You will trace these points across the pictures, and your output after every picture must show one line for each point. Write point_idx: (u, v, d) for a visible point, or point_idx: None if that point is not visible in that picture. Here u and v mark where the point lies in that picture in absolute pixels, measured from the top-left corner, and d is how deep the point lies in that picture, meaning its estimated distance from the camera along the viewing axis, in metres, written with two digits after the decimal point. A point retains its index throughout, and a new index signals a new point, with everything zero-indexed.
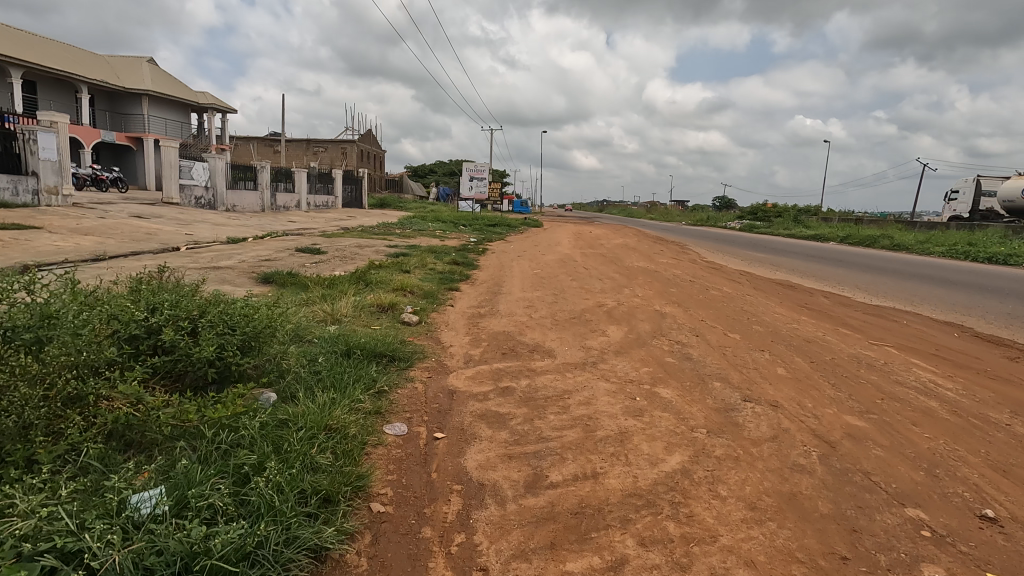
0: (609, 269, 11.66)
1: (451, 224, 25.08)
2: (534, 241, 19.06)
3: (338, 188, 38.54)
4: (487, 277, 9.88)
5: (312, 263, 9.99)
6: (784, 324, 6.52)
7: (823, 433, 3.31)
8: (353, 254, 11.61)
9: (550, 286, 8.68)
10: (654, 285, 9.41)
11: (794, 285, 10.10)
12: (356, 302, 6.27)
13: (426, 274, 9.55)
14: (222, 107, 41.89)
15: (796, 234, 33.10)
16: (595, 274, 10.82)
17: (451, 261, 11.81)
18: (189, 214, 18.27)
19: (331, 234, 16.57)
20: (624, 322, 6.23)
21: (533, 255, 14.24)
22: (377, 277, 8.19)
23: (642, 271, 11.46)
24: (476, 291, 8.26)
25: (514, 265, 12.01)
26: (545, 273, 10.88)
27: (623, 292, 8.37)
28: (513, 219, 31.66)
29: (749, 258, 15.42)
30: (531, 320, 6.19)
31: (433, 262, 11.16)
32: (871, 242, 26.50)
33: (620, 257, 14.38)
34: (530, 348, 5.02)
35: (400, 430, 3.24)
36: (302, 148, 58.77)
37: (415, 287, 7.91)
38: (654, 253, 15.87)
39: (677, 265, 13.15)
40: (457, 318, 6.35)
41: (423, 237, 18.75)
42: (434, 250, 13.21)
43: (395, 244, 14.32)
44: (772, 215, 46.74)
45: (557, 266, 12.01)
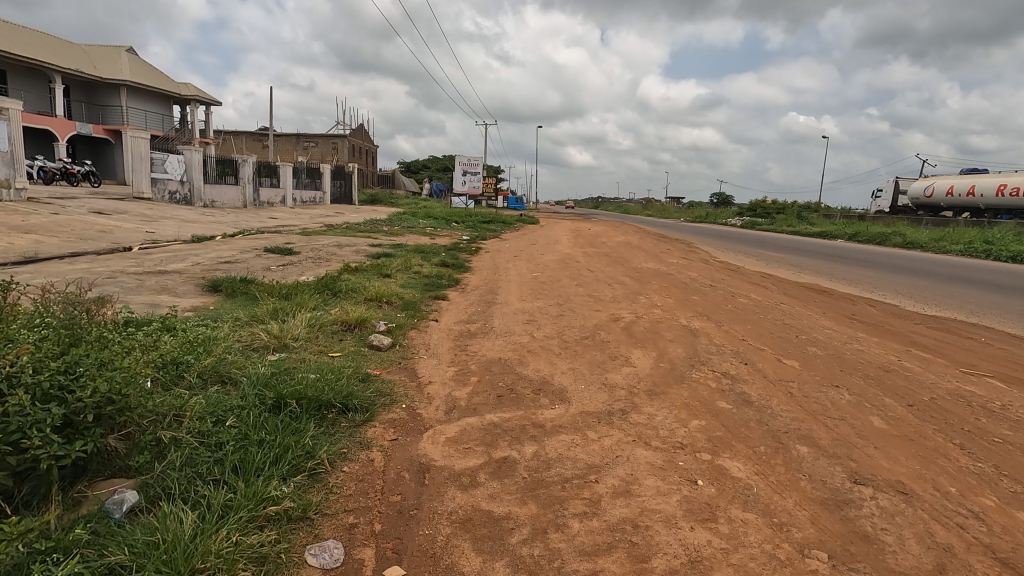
0: (615, 271, 10.41)
1: (443, 221, 23.77)
2: (531, 239, 17.81)
3: (326, 183, 37.03)
4: (480, 282, 8.60)
5: (279, 266, 8.67)
6: (844, 345, 5.29)
7: (1009, 556, 2.09)
8: (330, 255, 10.31)
9: (553, 294, 7.43)
10: (672, 292, 8.18)
11: (829, 291, 8.88)
12: (313, 320, 4.96)
13: (409, 279, 8.27)
14: (206, 99, 40.30)
15: (802, 231, 31.98)
16: (601, 276, 9.59)
17: (440, 263, 10.53)
18: (158, 210, 16.89)
19: (312, 232, 15.23)
20: (650, 344, 4.99)
21: (531, 256, 12.97)
22: (349, 284, 6.90)
23: (654, 274, 10.23)
24: (466, 301, 6.99)
25: (510, 267, 10.74)
26: (546, 276, 9.62)
27: (639, 301, 7.13)
28: (509, 216, 30.39)
29: (765, 258, 14.21)
30: (534, 342, 4.94)
31: (419, 264, 9.87)
32: (882, 240, 25.32)
33: (626, 257, 13.12)
34: (535, 388, 3.76)
35: (330, 560, 1.98)
36: (291, 142, 57.08)
37: (393, 297, 6.63)
38: (661, 253, 14.62)
39: (690, 266, 11.91)
40: (441, 339, 5.09)
41: (412, 235, 17.47)
42: (421, 250, 11.93)
43: (380, 243, 13.03)
44: (774, 212, 45.47)
45: (558, 267, 10.77)
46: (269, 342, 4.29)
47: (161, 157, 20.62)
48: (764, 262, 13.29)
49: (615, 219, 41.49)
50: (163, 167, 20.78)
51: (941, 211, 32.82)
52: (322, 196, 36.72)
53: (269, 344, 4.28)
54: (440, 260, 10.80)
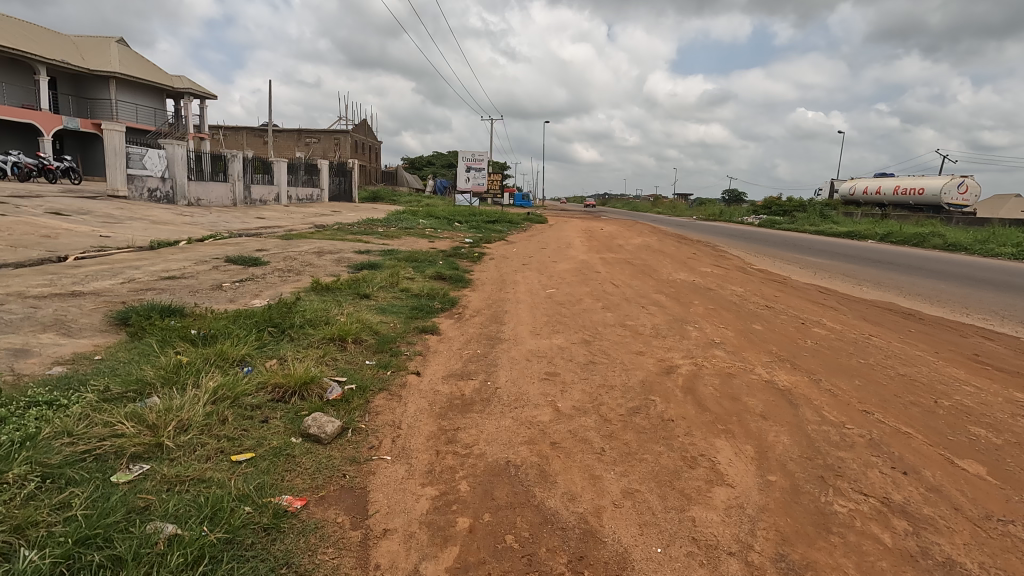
0: (645, 284, 8.68)
1: (445, 221, 22.07)
2: (540, 242, 16.09)
3: (323, 180, 35.49)
4: (483, 304, 6.92)
5: (232, 284, 6.99)
6: (1015, 421, 3.60)
7: None
8: (303, 267, 8.66)
9: (575, 324, 5.76)
10: (725, 318, 6.47)
11: (917, 315, 7.14)
12: (224, 389, 3.27)
13: (392, 300, 6.61)
14: (200, 92, 38.73)
15: (827, 231, 30.01)
16: (629, 291, 7.90)
17: (433, 275, 8.86)
18: (128, 211, 15.28)
19: (297, 235, 13.60)
20: (734, 425, 3.28)
21: (542, 264, 11.29)
22: (306, 314, 5.22)
23: (692, 290, 8.51)
24: (461, 335, 5.31)
25: (518, 279, 9.07)
26: (563, 291, 7.93)
27: (688, 336, 5.41)
28: (516, 215, 28.63)
29: (809, 265, 12.47)
30: (560, 424, 3.24)
31: (409, 279, 8.20)
32: (919, 241, 23.35)
33: (651, 266, 11.41)
34: (572, 555, 2.08)
35: None
36: (291, 138, 55.57)
37: (363, 332, 4.96)
38: (689, 259, 12.89)
39: (729, 277, 10.17)
40: (419, 414, 3.41)
41: (409, 238, 15.80)
42: (415, 258, 10.26)
43: (369, 249, 11.37)
44: (792, 210, 43.45)
45: (576, 279, 9.05)
46: (127, 445, 2.61)
47: (139, 151, 19.02)
48: (810, 271, 11.55)
49: (627, 217, 39.66)
50: (141, 162, 19.17)
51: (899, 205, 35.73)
52: (320, 194, 35.16)
53: (129, 450, 2.59)
54: (434, 271, 9.11)
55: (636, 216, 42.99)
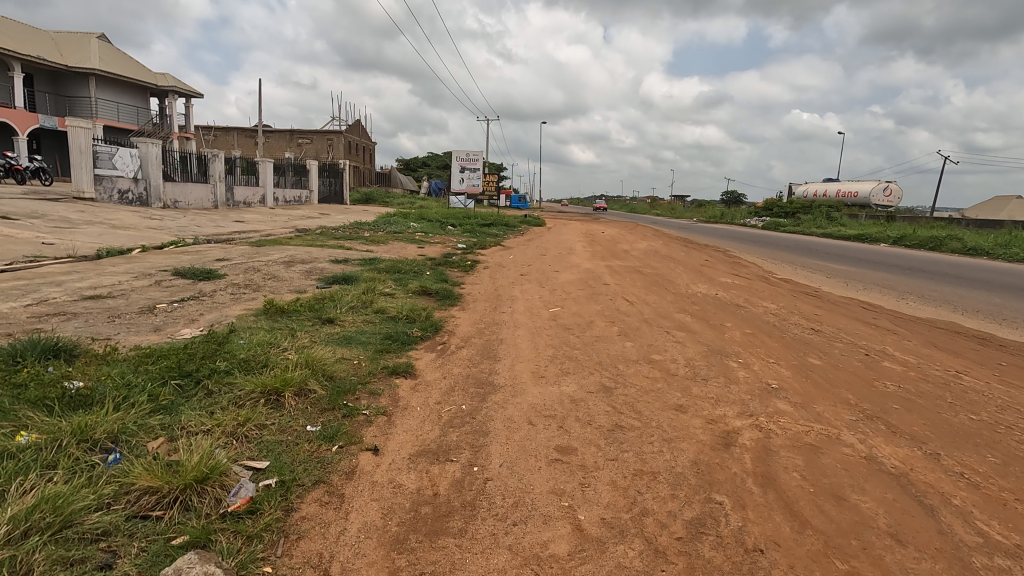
0: (664, 300, 7.47)
1: (437, 224, 20.90)
2: (538, 247, 14.93)
3: (313, 181, 34.22)
4: (474, 329, 5.69)
5: (167, 306, 5.75)
6: None
7: None
8: (264, 281, 7.41)
9: (588, 361, 4.54)
10: (771, 348, 5.26)
11: (992, 340, 6.00)
12: (46, 507, 2.04)
13: (361, 328, 5.40)
14: (186, 90, 37.45)
15: (835, 234, 28.97)
16: (647, 310, 6.68)
17: (417, 290, 7.62)
18: (89, 213, 14.01)
19: (273, 241, 12.35)
20: (862, 563, 2.08)
21: (542, 273, 10.08)
22: (238, 353, 3.97)
23: (717, 306, 7.35)
24: (442, 379, 4.08)
25: (516, 293, 7.89)
26: (569, 309, 6.73)
27: (736, 380, 4.19)
28: (513, 218, 27.48)
29: (837, 274, 11.32)
30: (587, 569, 2.02)
31: (387, 296, 7.00)
32: (935, 245, 22.31)
33: (663, 276, 10.21)
34: None
35: None
36: (282, 138, 54.32)
37: (310, 380, 3.73)
38: (704, 268, 11.74)
39: (756, 290, 8.98)
40: (367, 537, 2.20)
41: (397, 243, 14.60)
42: (398, 268, 9.05)
43: (348, 258, 10.16)
44: (796, 211, 42.39)
45: (583, 293, 7.84)
46: None
47: (107, 150, 17.74)
48: (841, 281, 10.40)
49: (628, 219, 38.49)
50: (110, 162, 17.90)
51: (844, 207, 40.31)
52: (309, 195, 33.91)
53: None
54: (418, 285, 7.88)
55: (636, 218, 41.84)
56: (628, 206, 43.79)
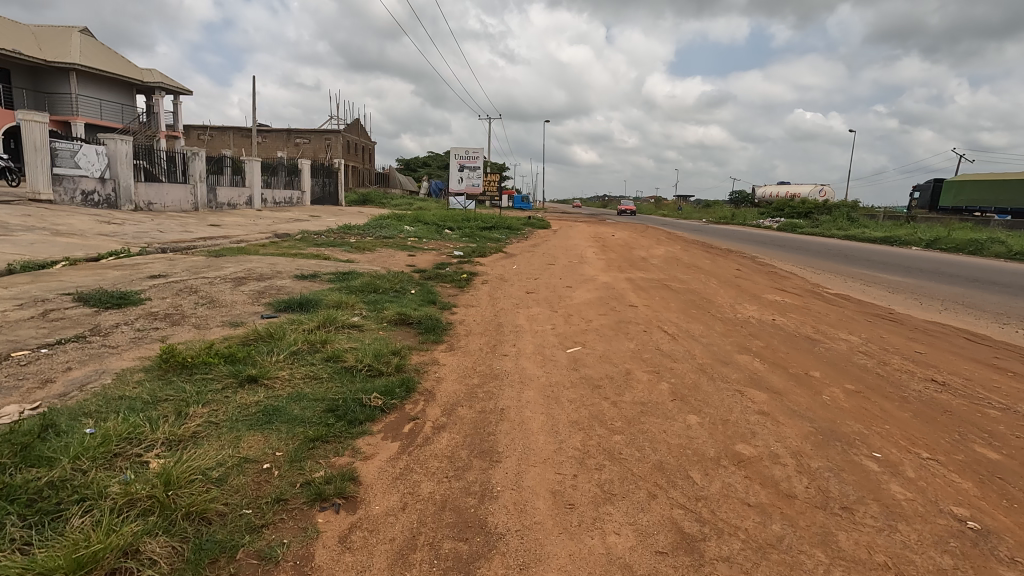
0: (712, 332, 5.74)
1: (434, 227, 19.21)
2: (546, 255, 13.21)
3: (305, 182, 32.62)
4: (461, 388, 3.97)
5: (23, 354, 4.03)
6: None
7: None
8: (193, 308, 5.70)
9: (641, 463, 2.83)
10: (904, 423, 3.53)
11: None
12: None
13: (295, 394, 3.68)
14: (174, 87, 35.86)
15: (860, 237, 27.11)
16: (698, 352, 4.94)
17: (393, 319, 5.89)
18: (35, 218, 12.33)
19: (238, 250, 10.65)
20: None
21: (553, 290, 8.35)
22: (41, 477, 2.30)
23: (785, 339, 5.64)
24: (400, 515, 2.38)
25: (522, 320, 6.17)
26: (594, 348, 5.02)
27: (899, 510, 2.47)
28: (517, 219, 25.72)
29: (900, 288, 9.59)
30: None
31: (348, 330, 5.26)
32: (977, 249, 20.44)
33: (699, 293, 8.46)
34: None
35: None
36: (278, 138, 52.73)
37: (146, 540, 2.04)
38: (741, 281, 10.02)
39: (819, 312, 7.22)
40: None
41: (385, 251, 12.92)
42: (374, 287, 7.33)
43: (318, 272, 8.44)
44: (813, 211, 40.48)
45: (608, 322, 6.09)
46: None
47: (68, 147, 16.08)
48: (911, 298, 8.67)
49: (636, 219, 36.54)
50: (72, 160, 16.26)
51: (843, 207, 39.89)
52: (300, 196, 32.23)
53: None
54: (396, 311, 6.15)
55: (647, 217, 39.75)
56: (637, 206, 41.67)
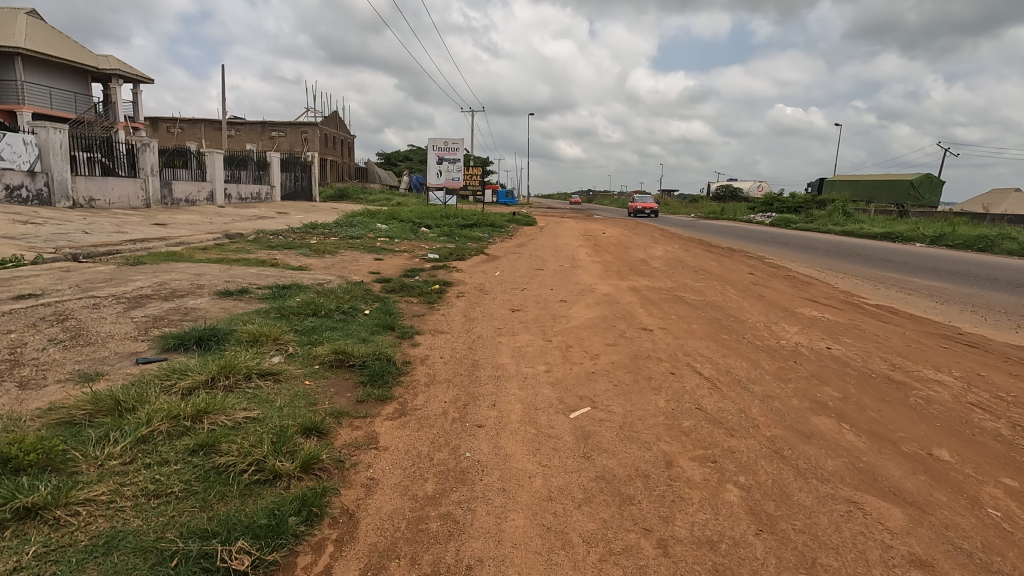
0: (763, 375, 4.24)
1: (410, 225, 17.57)
2: (534, 257, 11.72)
3: (275, 177, 30.68)
4: (408, 510, 2.40)
5: None
6: None
7: None
8: (38, 350, 4.01)
9: None
10: None
11: None
12: None
13: (97, 546, 2.05)
14: (133, 74, 33.54)
15: (858, 233, 26.05)
16: (759, 416, 3.42)
17: (329, 360, 4.28)
18: None
19: (167, 256, 8.93)
20: None
21: (544, 304, 6.81)
22: None
23: (862, 383, 4.16)
24: None
25: (506, 356, 4.60)
26: (609, 409, 3.48)
27: None
28: (500, 216, 24.16)
29: (946, 297, 8.26)
30: None
31: (250, 386, 3.61)
32: (986, 246, 19.40)
33: (721, 306, 7.00)
34: None
35: None
36: (251, 131, 50.46)
37: None
38: (762, 289, 8.61)
39: (877, 335, 5.78)
40: None
41: (349, 253, 11.29)
42: (316, 307, 5.68)
43: (251, 285, 6.78)
44: (803, 206, 39.55)
45: (621, 357, 4.57)
46: None
47: None
48: (967, 311, 7.33)
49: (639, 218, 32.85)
50: None
51: (835, 201, 39.03)
52: (269, 191, 30.23)
53: None
54: (336, 346, 4.53)
55: (637, 212, 38.05)
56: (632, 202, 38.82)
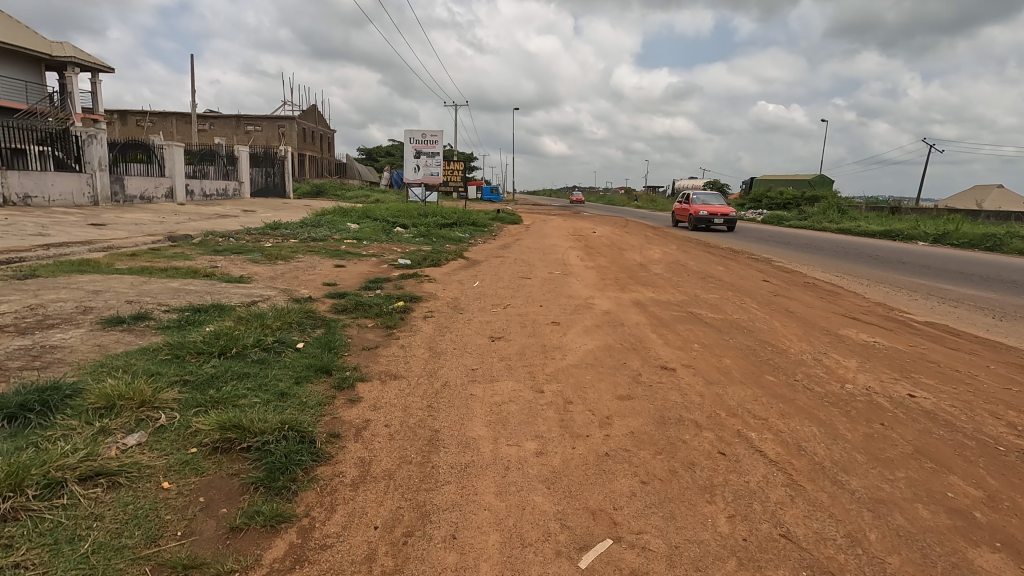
0: (851, 456, 2.92)
1: (384, 225, 16.14)
2: (520, 262, 10.38)
3: (244, 172, 28.92)
4: None
5: None
6: None
7: None
8: None
9: None
10: None
11: None
12: None
13: None
14: (92, 63, 31.49)
15: (856, 230, 25.06)
16: (887, 556, 2.09)
17: (211, 443, 2.84)
18: None
19: (76, 266, 7.41)
20: None
21: (533, 328, 5.44)
22: None
23: (1000, 468, 2.85)
24: None
25: (480, 424, 3.21)
26: (641, 548, 2.10)
27: None
28: (484, 214, 22.78)
29: (1002, 312, 7.05)
30: None
31: (43, 515, 2.16)
32: (996, 245, 18.41)
33: (749, 329, 5.70)
34: None
35: None
36: (224, 125, 48.43)
37: None
38: (787, 302, 7.35)
39: (960, 372, 4.51)
40: None
41: (306, 258, 9.82)
42: (224, 343, 4.19)
43: (157, 307, 5.30)
44: (793, 203, 38.79)
45: (644, 424, 3.22)
46: None
47: None
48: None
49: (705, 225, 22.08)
50: None
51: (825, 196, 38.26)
52: (237, 187, 28.40)
53: None
54: (230, 414, 3.09)
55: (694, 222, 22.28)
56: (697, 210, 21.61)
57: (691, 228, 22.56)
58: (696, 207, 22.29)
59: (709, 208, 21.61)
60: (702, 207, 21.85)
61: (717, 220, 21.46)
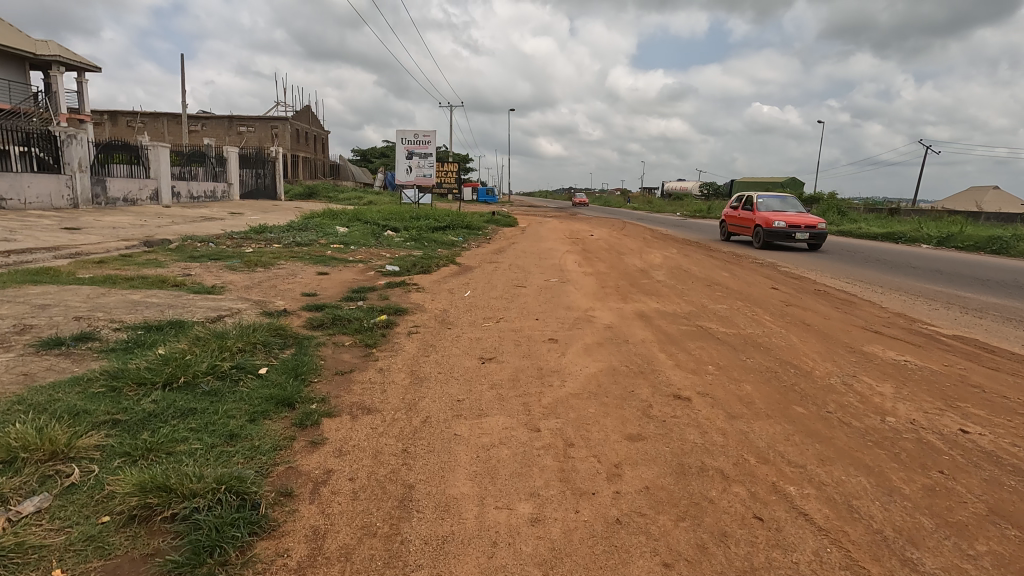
0: (917, 522, 2.39)
1: (374, 228, 15.59)
2: (514, 268, 9.84)
3: (233, 173, 28.29)
4: None
5: None
6: None
7: None
8: None
9: None
10: None
11: None
12: None
13: None
14: (78, 62, 30.81)
15: (857, 233, 24.62)
16: None
17: (127, 512, 2.28)
18: None
19: (33, 275, 6.83)
20: None
21: (527, 346, 4.90)
22: None
23: None
24: None
25: (463, 479, 2.65)
26: None
27: None
28: (479, 216, 22.23)
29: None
30: None
31: None
32: (1002, 248, 17.96)
33: (765, 346, 5.17)
34: None
35: None
36: (216, 126, 47.75)
37: None
38: (802, 313, 6.83)
39: (1010, 400, 3.99)
40: None
41: (288, 265, 9.26)
42: (170, 371, 3.61)
43: (106, 325, 4.72)
44: None
45: (661, 477, 2.68)
46: None
47: None
48: None
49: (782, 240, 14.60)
50: None
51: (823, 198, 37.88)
52: (226, 189, 27.78)
53: None
54: (159, 471, 2.53)
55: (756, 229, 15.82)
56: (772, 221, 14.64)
57: (761, 242, 15.10)
58: (757, 215, 15.50)
59: (785, 219, 14.65)
60: (768, 216, 15.15)
61: (800, 233, 14.32)
